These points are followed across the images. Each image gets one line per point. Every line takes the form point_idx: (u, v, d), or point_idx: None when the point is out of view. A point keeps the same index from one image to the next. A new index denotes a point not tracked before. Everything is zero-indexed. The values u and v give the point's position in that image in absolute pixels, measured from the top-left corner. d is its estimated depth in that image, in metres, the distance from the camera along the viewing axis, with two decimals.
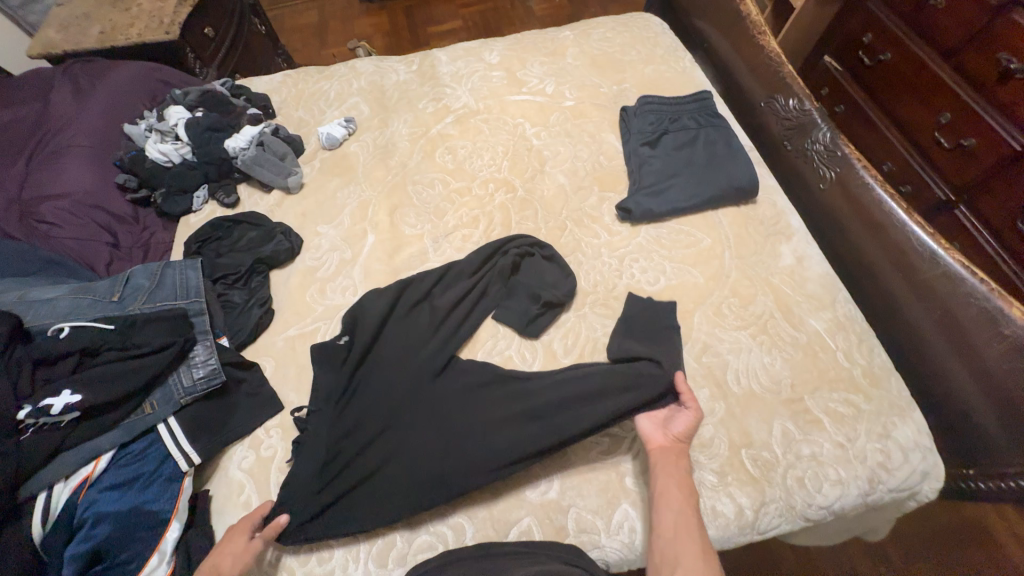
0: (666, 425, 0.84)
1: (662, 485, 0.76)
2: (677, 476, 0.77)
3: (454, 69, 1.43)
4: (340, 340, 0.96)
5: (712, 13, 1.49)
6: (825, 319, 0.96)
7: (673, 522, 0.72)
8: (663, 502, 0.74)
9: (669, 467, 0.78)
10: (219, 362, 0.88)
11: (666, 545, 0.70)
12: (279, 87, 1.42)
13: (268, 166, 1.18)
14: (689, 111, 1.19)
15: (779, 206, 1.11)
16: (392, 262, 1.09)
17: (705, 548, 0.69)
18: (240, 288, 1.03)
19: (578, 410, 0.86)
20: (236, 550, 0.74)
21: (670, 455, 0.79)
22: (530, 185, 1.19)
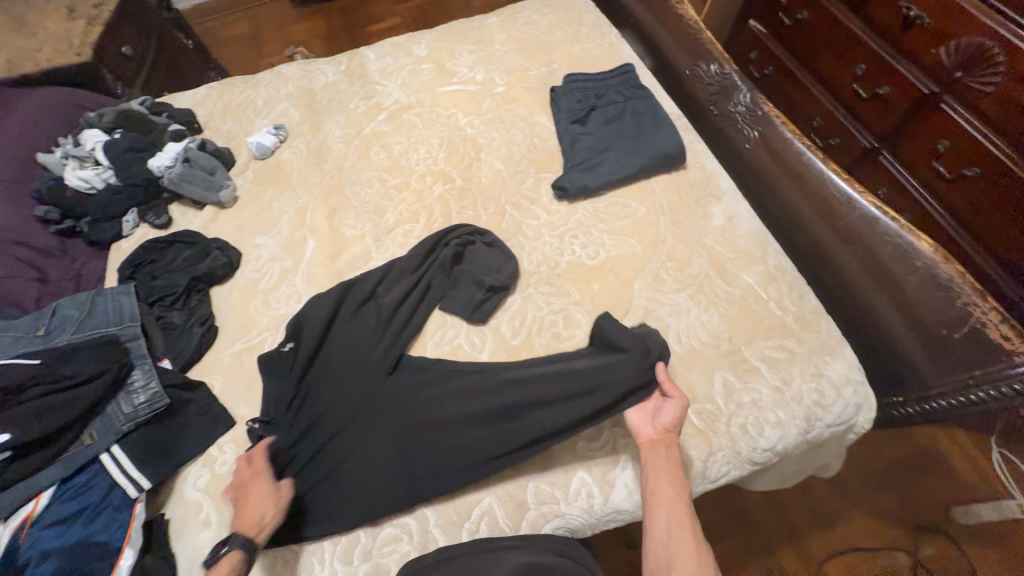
0: (655, 417, 0.84)
1: (659, 484, 0.77)
2: (671, 474, 0.78)
3: (383, 66, 1.41)
4: (285, 347, 0.95)
5: None
6: (757, 272, 1.00)
7: (667, 522, 0.74)
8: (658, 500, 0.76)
9: (662, 463, 0.78)
10: (160, 386, 0.86)
11: (659, 547, 0.72)
12: (204, 100, 1.38)
13: (197, 182, 1.15)
14: (614, 86, 1.22)
15: (708, 169, 1.15)
16: (335, 265, 1.08)
17: (698, 550, 0.71)
18: (179, 309, 1.01)
19: (557, 404, 0.87)
20: (264, 499, 0.78)
21: (662, 449, 0.80)
22: (468, 174, 1.20)
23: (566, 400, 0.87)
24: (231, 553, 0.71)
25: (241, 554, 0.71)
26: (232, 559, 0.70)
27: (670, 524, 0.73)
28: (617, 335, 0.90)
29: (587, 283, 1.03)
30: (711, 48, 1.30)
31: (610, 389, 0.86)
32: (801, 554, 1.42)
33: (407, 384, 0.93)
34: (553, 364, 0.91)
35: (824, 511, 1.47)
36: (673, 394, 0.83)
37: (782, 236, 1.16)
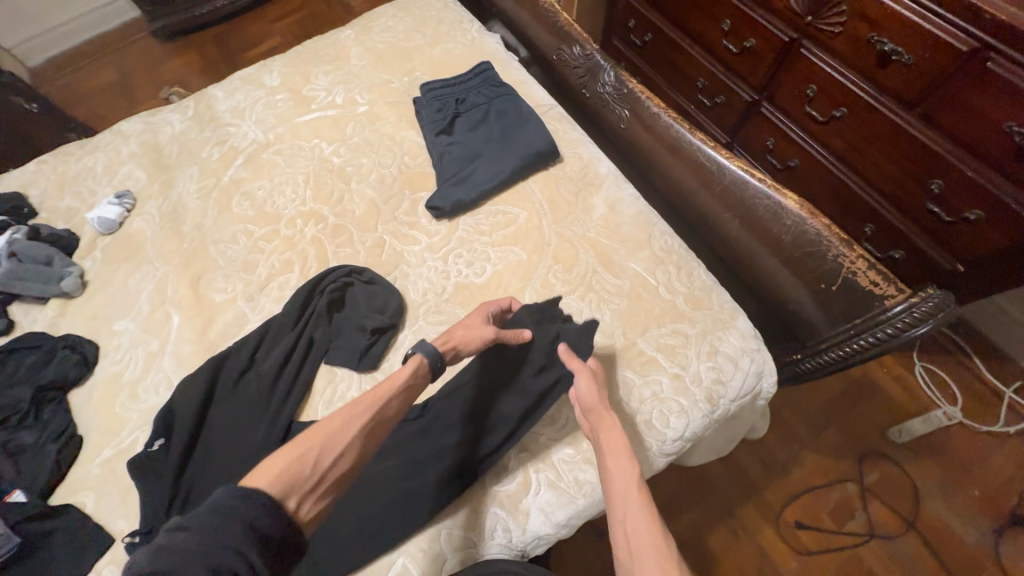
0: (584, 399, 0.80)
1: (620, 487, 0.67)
2: (627, 473, 0.68)
3: (234, 104, 1.30)
4: (154, 446, 0.85)
5: None
6: (643, 258, 0.98)
7: (628, 535, 0.62)
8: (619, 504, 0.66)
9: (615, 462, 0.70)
10: (4, 524, 0.77)
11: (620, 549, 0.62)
12: (35, 177, 1.23)
13: (31, 276, 1.02)
14: (476, 88, 1.16)
15: (585, 158, 1.11)
16: (206, 338, 0.99)
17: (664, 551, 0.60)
18: (28, 427, 0.89)
19: (465, 438, 0.83)
20: (474, 326, 0.85)
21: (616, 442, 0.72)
22: (340, 209, 1.11)
23: (474, 433, 0.84)
24: (416, 355, 0.77)
25: (424, 362, 0.77)
26: (417, 363, 0.76)
27: (629, 537, 0.62)
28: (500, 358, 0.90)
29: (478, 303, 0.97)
30: (572, 31, 1.26)
31: (526, 400, 0.86)
32: (760, 508, 1.42)
33: None
34: (452, 398, 0.87)
35: (777, 459, 1.49)
36: (573, 368, 0.81)
37: (667, 211, 1.14)
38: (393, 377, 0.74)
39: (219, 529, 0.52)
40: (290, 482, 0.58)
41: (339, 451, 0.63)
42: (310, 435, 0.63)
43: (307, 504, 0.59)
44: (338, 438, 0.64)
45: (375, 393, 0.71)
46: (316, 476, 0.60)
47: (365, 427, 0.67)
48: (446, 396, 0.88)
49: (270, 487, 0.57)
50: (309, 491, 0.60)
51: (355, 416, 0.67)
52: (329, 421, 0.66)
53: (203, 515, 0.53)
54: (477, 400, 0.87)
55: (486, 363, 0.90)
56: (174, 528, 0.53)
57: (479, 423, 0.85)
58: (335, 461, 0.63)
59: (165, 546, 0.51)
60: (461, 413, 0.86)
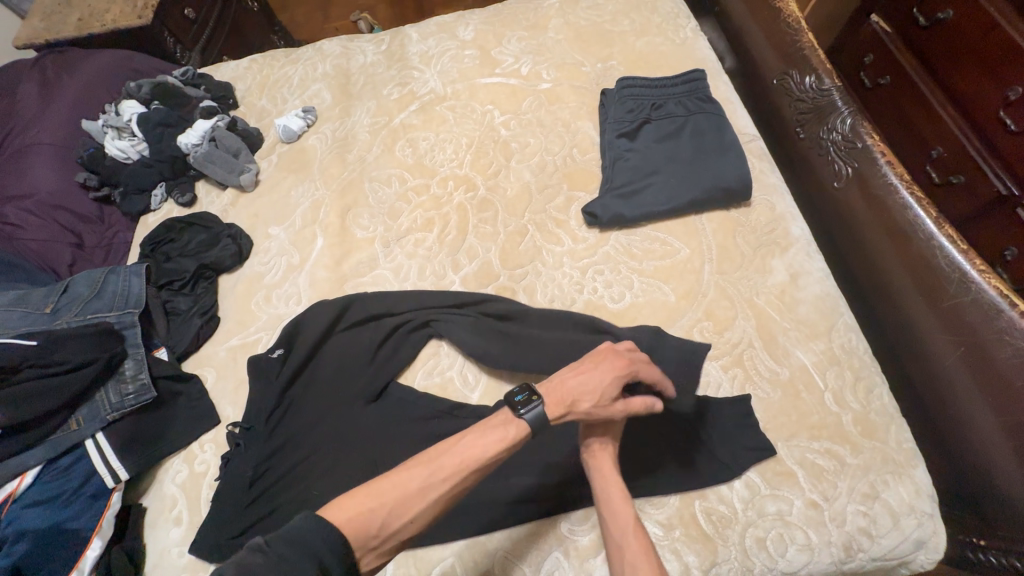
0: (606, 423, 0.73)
1: (617, 515, 0.66)
2: (622, 507, 0.67)
3: (424, 49, 1.30)
4: (273, 353, 0.92)
5: None
6: (816, 351, 0.81)
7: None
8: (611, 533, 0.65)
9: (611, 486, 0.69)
10: (150, 376, 0.87)
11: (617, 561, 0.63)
12: (245, 73, 1.35)
13: (220, 163, 1.13)
14: (676, 97, 1.03)
15: (778, 210, 0.94)
16: (339, 269, 1.03)
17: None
18: (184, 294, 1.01)
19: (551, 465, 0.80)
20: (593, 390, 0.69)
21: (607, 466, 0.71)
22: (493, 183, 1.08)
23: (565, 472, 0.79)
24: (518, 425, 0.65)
25: (522, 433, 0.65)
26: (518, 431, 0.65)
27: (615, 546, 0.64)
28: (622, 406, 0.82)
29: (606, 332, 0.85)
30: (808, 56, 1.04)
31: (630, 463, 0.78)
32: None
33: (387, 417, 0.86)
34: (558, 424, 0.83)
35: None
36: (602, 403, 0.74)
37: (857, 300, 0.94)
38: (488, 440, 0.64)
39: (296, 552, 0.51)
40: (360, 531, 0.56)
41: (410, 515, 0.58)
42: (377, 489, 0.59)
43: (369, 558, 0.57)
44: (417, 503, 0.59)
45: (443, 461, 0.62)
46: (383, 537, 0.57)
47: (442, 496, 0.60)
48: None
49: (344, 524, 0.55)
50: (370, 551, 0.56)
51: (444, 480, 0.60)
52: (406, 481, 0.60)
53: (279, 539, 0.52)
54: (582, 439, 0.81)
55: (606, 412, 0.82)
56: (251, 548, 0.51)
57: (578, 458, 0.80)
58: (405, 523, 0.58)
59: (247, 559, 0.50)
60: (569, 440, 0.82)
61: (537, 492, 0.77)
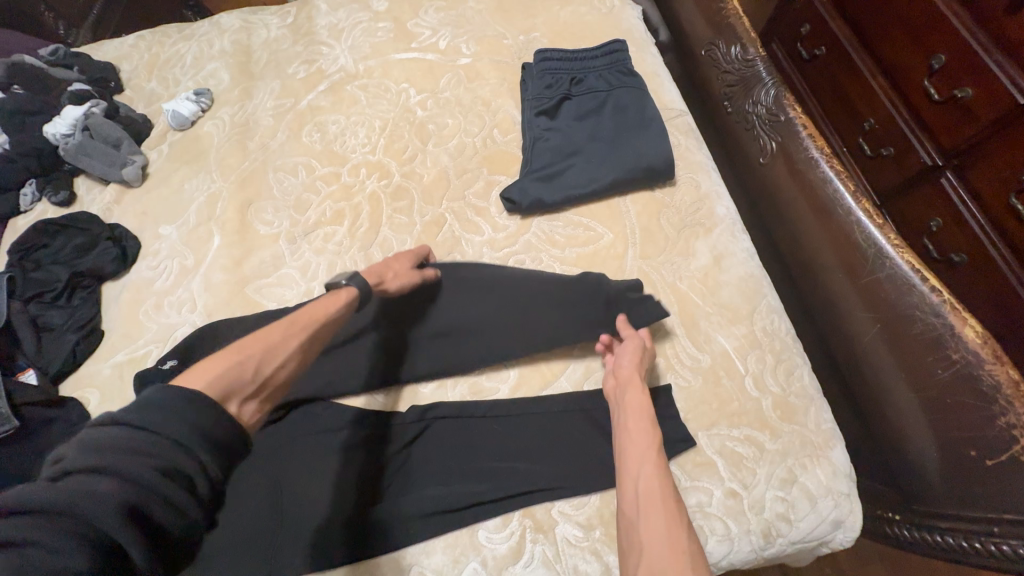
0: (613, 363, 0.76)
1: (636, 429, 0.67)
2: (645, 431, 0.67)
3: (333, 21, 1.18)
4: (165, 365, 0.82)
5: None
6: (738, 335, 0.79)
7: (638, 485, 0.61)
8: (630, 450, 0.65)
9: (638, 405, 0.69)
10: (8, 405, 0.77)
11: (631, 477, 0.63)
12: (131, 52, 1.20)
13: (98, 155, 1.00)
14: (598, 70, 0.96)
15: (703, 189, 0.90)
16: (239, 270, 0.93)
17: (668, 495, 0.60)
18: (59, 307, 0.89)
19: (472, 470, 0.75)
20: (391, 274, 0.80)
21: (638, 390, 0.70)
22: (408, 169, 0.99)
23: (485, 478, 0.74)
24: (346, 290, 0.72)
25: (353, 294, 0.72)
26: (349, 294, 0.72)
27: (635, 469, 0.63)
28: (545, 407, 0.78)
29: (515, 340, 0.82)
30: (736, 24, 0.99)
31: (552, 465, 0.74)
32: None
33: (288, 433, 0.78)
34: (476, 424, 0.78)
35: None
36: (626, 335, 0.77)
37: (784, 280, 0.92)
38: (325, 304, 0.69)
39: (168, 421, 0.47)
40: (230, 385, 0.54)
41: (281, 359, 0.61)
42: (242, 347, 0.59)
43: (251, 407, 0.56)
44: (279, 350, 0.61)
45: (300, 314, 0.66)
46: (258, 380, 0.57)
47: (302, 339, 0.63)
48: (473, 418, 0.79)
49: (209, 388, 0.52)
50: (250, 399, 0.56)
51: (297, 329, 0.64)
52: (262, 337, 0.61)
53: (144, 410, 0.47)
54: (503, 441, 0.77)
55: (526, 411, 0.78)
56: (109, 421, 0.47)
57: (497, 463, 0.75)
58: (277, 369, 0.60)
59: (101, 436, 0.45)
60: (489, 446, 0.77)
61: (453, 502, 0.72)
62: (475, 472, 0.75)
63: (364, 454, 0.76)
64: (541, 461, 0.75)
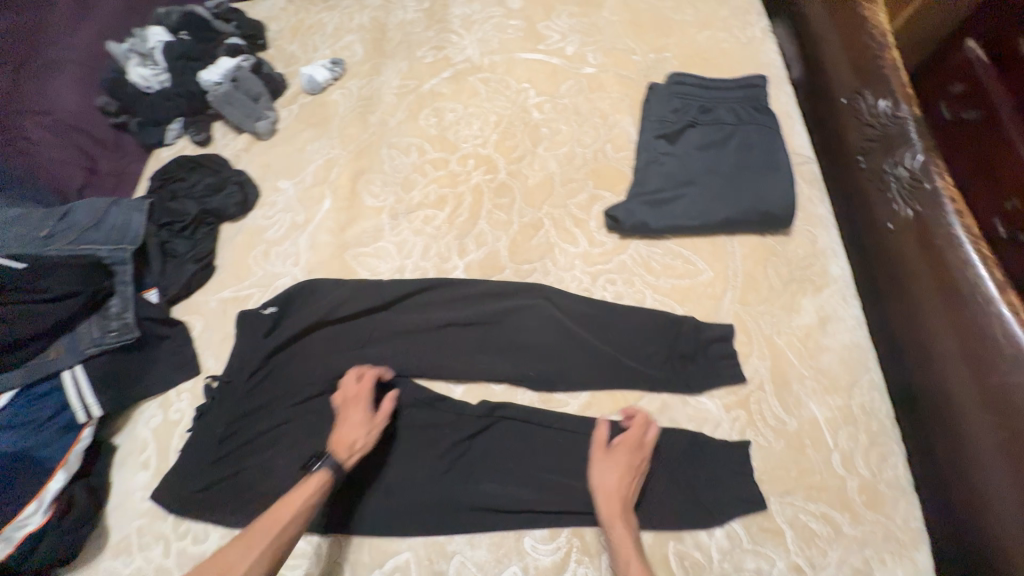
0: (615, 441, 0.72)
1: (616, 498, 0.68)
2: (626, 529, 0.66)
3: (467, 13, 1.21)
4: (267, 311, 0.89)
5: None
6: (832, 406, 0.74)
7: None
8: (619, 540, 0.65)
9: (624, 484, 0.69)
10: (133, 317, 0.84)
11: None
12: (280, 14, 1.29)
13: (239, 106, 1.09)
14: (729, 102, 0.92)
15: (819, 244, 0.85)
16: (342, 234, 0.99)
17: None
18: (184, 238, 0.98)
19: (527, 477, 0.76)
20: (359, 423, 0.76)
21: (625, 466, 0.70)
22: (515, 168, 1.01)
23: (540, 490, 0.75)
24: (321, 470, 0.71)
25: (326, 479, 0.71)
26: (321, 478, 0.70)
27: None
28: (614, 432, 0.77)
29: (593, 359, 0.81)
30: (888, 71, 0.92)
31: None
32: None
33: None
34: (540, 434, 0.79)
35: None
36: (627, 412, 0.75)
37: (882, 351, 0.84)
38: (295, 495, 0.69)
39: None
40: None
41: (243, 566, 0.62)
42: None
43: None
44: (238, 563, 0.63)
45: (279, 516, 0.67)
46: None
47: (267, 547, 0.65)
48: (537, 426, 0.79)
49: None
50: None
51: (261, 536, 0.65)
52: (224, 554, 0.64)
53: None
54: (564, 457, 0.77)
55: (593, 432, 0.77)
56: None
57: (553, 476, 0.76)
58: None
59: None
60: (546, 456, 0.78)
61: (504, 502, 0.74)
62: (530, 478, 0.76)
63: (429, 435, 0.80)
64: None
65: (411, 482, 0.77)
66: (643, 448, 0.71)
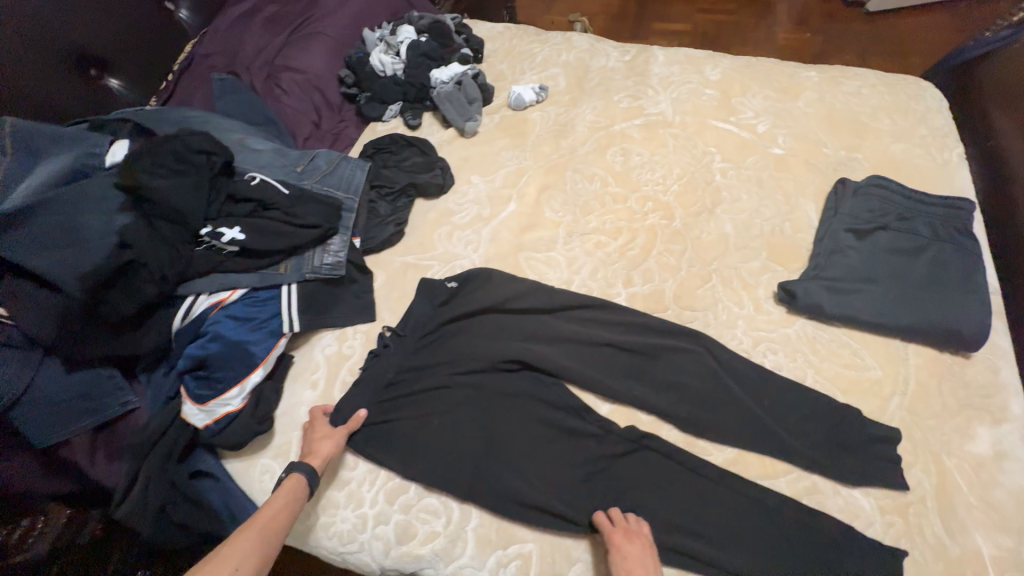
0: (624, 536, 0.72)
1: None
2: None
3: (666, 73, 1.32)
4: (447, 284, 1.00)
5: (1009, 99, 1.10)
6: (1001, 546, 0.71)
7: None
8: None
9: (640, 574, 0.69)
10: (346, 258, 0.97)
11: None
12: (497, 36, 1.46)
13: (456, 105, 1.24)
14: (928, 216, 0.94)
15: (1002, 377, 0.84)
16: (521, 236, 1.08)
17: None
18: (387, 202, 1.11)
19: (662, 512, 0.78)
20: (325, 433, 0.82)
21: (638, 556, 0.70)
22: (691, 222, 1.07)
23: (674, 532, 0.76)
24: (292, 476, 0.75)
25: (303, 478, 0.75)
26: (297, 482, 0.75)
27: None
28: (759, 498, 0.78)
29: (743, 418, 0.84)
30: None
31: (746, 557, 0.74)
32: None
33: (514, 394, 0.88)
34: (682, 477, 0.80)
35: None
36: (613, 510, 0.76)
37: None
38: (273, 502, 0.72)
39: None
40: None
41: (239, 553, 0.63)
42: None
43: None
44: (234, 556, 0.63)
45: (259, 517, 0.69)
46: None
47: (262, 538, 0.67)
48: (679, 466, 0.81)
49: None
50: None
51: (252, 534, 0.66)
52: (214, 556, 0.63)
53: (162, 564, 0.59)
54: (703, 505, 0.78)
55: (735, 488, 0.79)
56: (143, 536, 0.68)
57: (688, 519, 0.77)
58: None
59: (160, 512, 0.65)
60: (682, 498, 0.79)
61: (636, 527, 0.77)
62: (664, 514, 0.78)
63: (572, 442, 0.85)
64: (734, 543, 0.75)
65: (550, 484, 0.81)
66: (644, 536, 0.73)
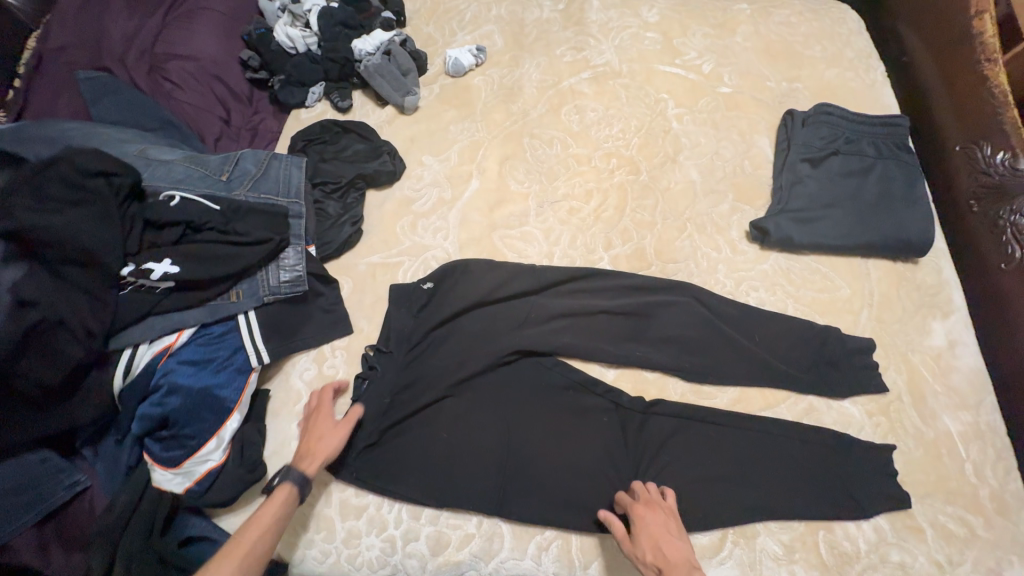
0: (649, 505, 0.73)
1: (672, 554, 0.67)
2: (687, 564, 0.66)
3: (604, 19, 1.25)
4: (424, 285, 0.91)
5: (921, 11, 1.14)
6: (963, 422, 0.82)
7: None
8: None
9: (665, 539, 0.69)
10: (307, 271, 0.86)
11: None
12: None
13: (389, 79, 1.11)
14: (872, 136, 1.00)
15: (944, 275, 0.93)
16: (491, 215, 1.02)
17: None
18: (335, 199, 0.99)
19: (683, 461, 0.81)
20: (326, 430, 0.77)
21: (662, 524, 0.71)
22: (658, 173, 1.06)
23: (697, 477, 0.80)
24: (281, 488, 0.70)
25: (295, 489, 0.71)
26: (285, 495, 0.70)
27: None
28: (766, 427, 0.82)
29: (740, 357, 0.87)
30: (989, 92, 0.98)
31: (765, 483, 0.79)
32: None
33: (521, 389, 0.85)
34: (697, 426, 0.83)
35: None
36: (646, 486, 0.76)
37: (981, 352, 0.93)
38: (263, 514, 0.69)
39: None
40: None
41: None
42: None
43: None
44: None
45: (246, 535, 0.66)
46: None
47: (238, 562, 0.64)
48: (691, 416, 0.84)
49: None
50: None
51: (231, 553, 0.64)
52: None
53: None
54: (719, 446, 0.82)
55: (745, 424, 0.83)
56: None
57: (706, 463, 0.81)
58: None
59: None
60: (699, 446, 0.82)
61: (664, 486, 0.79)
62: (686, 462, 0.81)
63: (588, 419, 0.84)
64: (751, 474, 0.80)
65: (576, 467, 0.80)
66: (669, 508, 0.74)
